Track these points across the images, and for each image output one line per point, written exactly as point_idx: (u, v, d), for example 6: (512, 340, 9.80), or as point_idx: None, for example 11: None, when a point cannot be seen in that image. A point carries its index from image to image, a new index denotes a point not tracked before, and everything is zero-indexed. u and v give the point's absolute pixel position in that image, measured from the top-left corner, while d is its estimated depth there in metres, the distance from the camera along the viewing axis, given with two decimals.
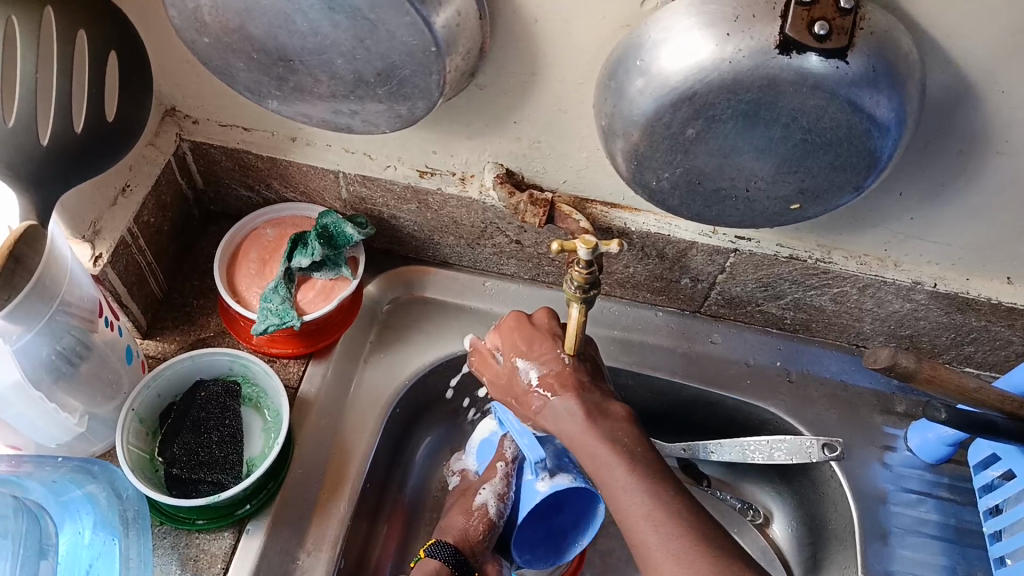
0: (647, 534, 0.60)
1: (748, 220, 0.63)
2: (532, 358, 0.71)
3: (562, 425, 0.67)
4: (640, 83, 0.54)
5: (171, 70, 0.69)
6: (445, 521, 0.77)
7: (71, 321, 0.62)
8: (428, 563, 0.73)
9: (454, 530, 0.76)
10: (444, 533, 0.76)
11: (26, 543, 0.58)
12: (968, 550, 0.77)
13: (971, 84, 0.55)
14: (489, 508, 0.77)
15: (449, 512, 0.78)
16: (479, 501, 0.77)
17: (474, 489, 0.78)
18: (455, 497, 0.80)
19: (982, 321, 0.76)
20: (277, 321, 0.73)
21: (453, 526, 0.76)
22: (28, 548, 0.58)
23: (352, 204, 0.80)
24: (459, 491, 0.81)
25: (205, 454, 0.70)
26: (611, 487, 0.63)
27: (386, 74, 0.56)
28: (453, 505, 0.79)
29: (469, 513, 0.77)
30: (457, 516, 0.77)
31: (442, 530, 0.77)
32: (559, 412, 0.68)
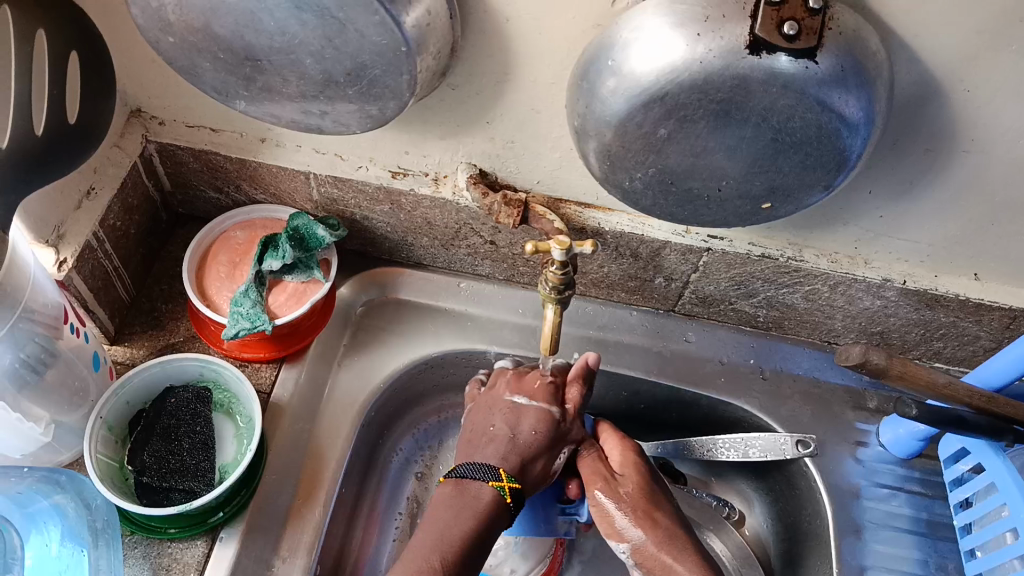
0: None
1: (721, 219, 0.63)
2: (639, 484, 0.69)
3: (647, 537, 0.66)
4: (611, 83, 0.54)
5: (136, 71, 0.68)
6: (524, 445, 0.69)
7: (35, 328, 0.61)
8: (499, 504, 0.65)
9: (535, 473, 0.69)
10: (525, 476, 0.68)
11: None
12: (940, 543, 0.78)
13: (936, 83, 0.55)
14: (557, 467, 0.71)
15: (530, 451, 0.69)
16: (556, 465, 0.71)
17: (558, 443, 0.71)
18: (540, 421, 0.70)
19: (950, 317, 0.77)
20: (248, 325, 0.72)
21: (535, 471, 0.69)
22: None
23: (324, 205, 0.79)
24: (541, 407, 0.71)
25: (176, 462, 0.69)
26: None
27: (356, 73, 0.55)
28: (539, 420, 0.70)
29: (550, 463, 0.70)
30: (542, 457, 0.69)
31: (515, 463, 0.67)
32: (660, 542, 0.66)
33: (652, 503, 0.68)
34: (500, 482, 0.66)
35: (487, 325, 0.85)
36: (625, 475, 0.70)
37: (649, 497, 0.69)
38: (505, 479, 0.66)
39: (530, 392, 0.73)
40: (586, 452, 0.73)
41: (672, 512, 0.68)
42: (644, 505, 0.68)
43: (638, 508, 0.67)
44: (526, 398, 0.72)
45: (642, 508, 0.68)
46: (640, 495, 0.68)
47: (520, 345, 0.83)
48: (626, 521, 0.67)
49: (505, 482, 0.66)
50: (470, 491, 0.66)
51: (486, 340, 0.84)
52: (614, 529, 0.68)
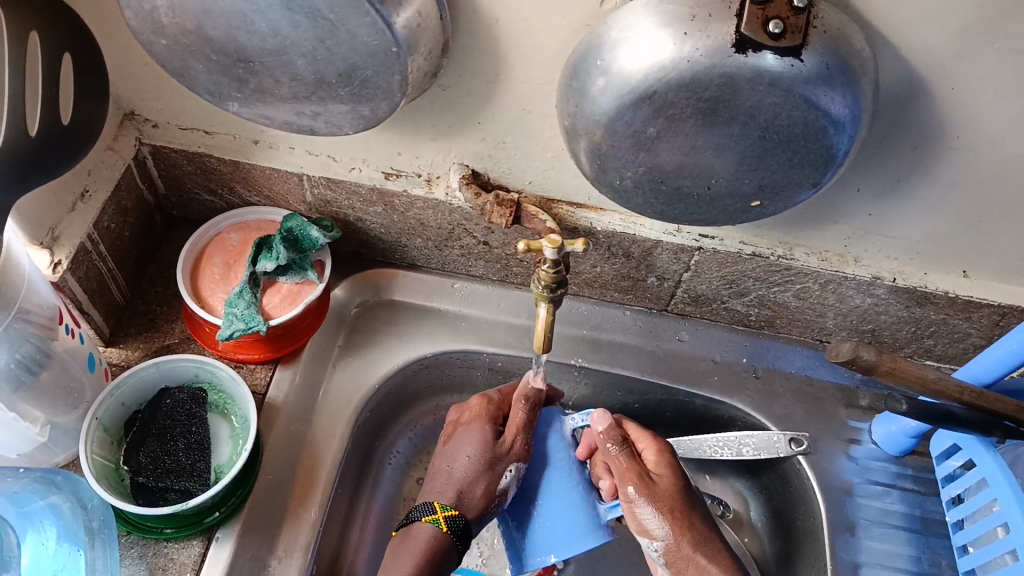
0: None
1: (711, 218, 0.63)
2: (671, 485, 0.70)
3: (680, 541, 0.68)
4: (600, 83, 0.54)
5: (130, 74, 0.68)
6: (460, 477, 0.70)
7: (30, 328, 0.61)
8: (440, 537, 0.68)
9: (475, 504, 0.69)
10: (465, 507, 0.69)
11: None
12: (933, 539, 0.78)
13: (922, 81, 0.56)
14: (507, 485, 0.71)
15: (458, 480, 0.70)
16: (501, 485, 0.70)
17: (501, 470, 0.70)
18: (473, 444, 0.71)
19: (940, 314, 0.77)
20: (243, 326, 0.72)
21: (473, 501, 0.69)
22: None
23: (318, 207, 0.79)
24: (477, 432, 0.72)
25: (172, 462, 0.69)
26: None
27: (348, 74, 0.56)
28: (473, 446, 0.71)
29: (492, 491, 0.70)
30: (480, 485, 0.69)
31: (451, 494, 0.69)
32: (695, 545, 0.68)
33: (687, 503, 0.70)
34: (434, 516, 0.68)
35: (481, 326, 0.85)
36: (659, 477, 0.71)
37: (678, 496, 0.70)
38: (439, 511, 0.68)
39: (468, 419, 0.74)
40: (614, 449, 0.70)
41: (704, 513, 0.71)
42: (678, 506, 0.69)
43: (673, 511, 0.69)
44: (466, 427, 0.73)
45: (678, 510, 0.69)
46: (677, 496, 0.70)
47: (513, 346, 0.84)
48: (659, 523, 0.69)
49: (438, 514, 0.68)
50: (412, 533, 0.68)
51: (480, 341, 0.84)
52: (644, 529, 0.69)
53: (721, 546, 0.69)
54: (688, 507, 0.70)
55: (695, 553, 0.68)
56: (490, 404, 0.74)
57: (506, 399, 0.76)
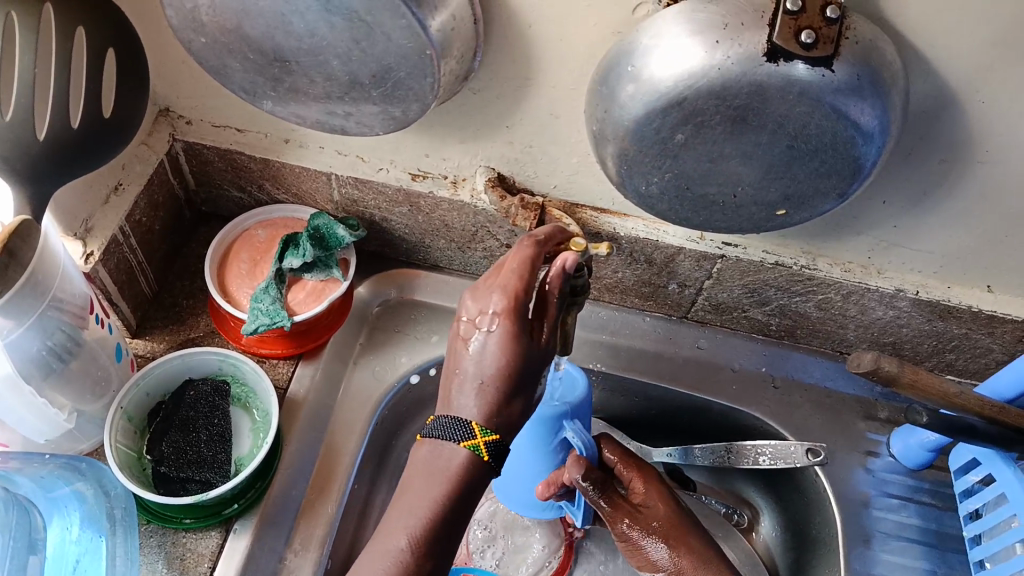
0: None
1: (735, 226, 0.64)
2: (664, 513, 0.76)
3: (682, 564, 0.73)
4: (630, 89, 0.55)
5: (166, 70, 0.69)
6: (494, 372, 0.54)
7: (62, 318, 0.62)
8: (478, 465, 0.54)
9: (516, 417, 0.56)
10: (508, 421, 0.55)
11: (15, 537, 0.58)
12: (949, 554, 0.78)
13: (951, 94, 0.56)
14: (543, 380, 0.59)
15: (493, 388, 0.54)
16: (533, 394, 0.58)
17: (534, 374, 0.56)
18: (508, 344, 0.55)
19: (963, 328, 0.77)
20: (268, 321, 0.73)
21: (512, 419, 0.56)
22: (17, 540, 0.57)
23: (344, 206, 0.80)
24: (505, 332, 0.55)
25: (193, 453, 0.70)
26: None
27: (381, 75, 0.57)
28: (503, 345, 0.54)
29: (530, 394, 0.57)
30: (519, 391, 0.55)
31: (484, 410, 0.54)
32: (695, 565, 0.73)
33: (678, 527, 0.75)
34: (474, 440, 0.54)
35: None
36: (649, 508, 0.76)
37: (672, 522, 0.75)
38: (480, 435, 0.54)
39: (495, 316, 0.55)
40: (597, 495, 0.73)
41: (699, 532, 0.75)
42: (673, 533, 0.75)
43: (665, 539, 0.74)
44: (493, 327, 0.55)
45: (673, 535, 0.74)
46: (667, 523, 0.75)
47: None
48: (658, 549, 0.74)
49: (478, 439, 0.54)
50: (443, 452, 0.54)
51: None
52: (647, 558, 0.75)
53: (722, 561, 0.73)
54: (682, 530, 0.75)
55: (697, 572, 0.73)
56: (514, 293, 0.56)
57: (529, 283, 0.57)
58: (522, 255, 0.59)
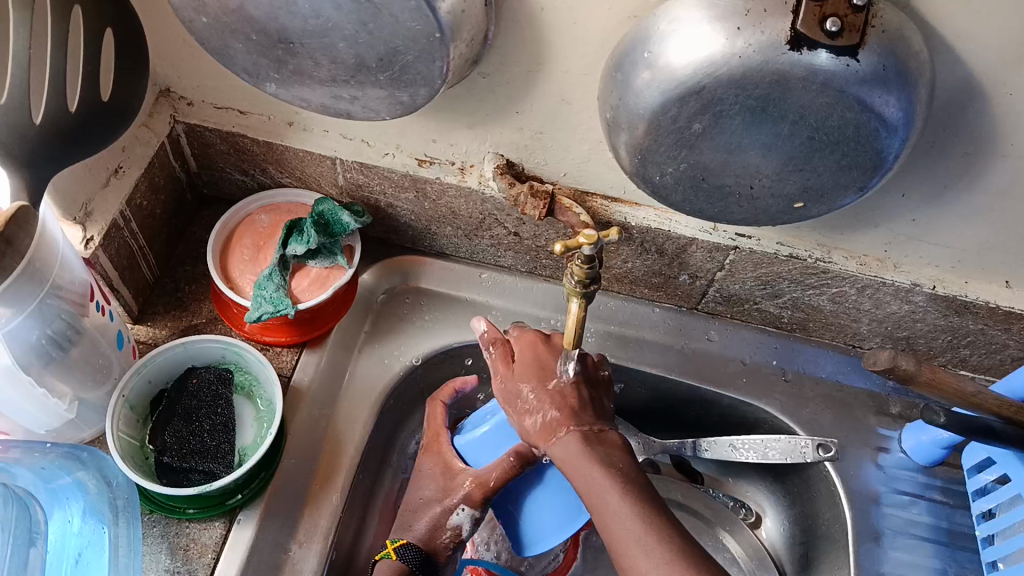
0: (621, 528, 0.61)
1: (751, 218, 0.62)
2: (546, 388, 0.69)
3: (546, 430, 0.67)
4: (646, 76, 0.53)
5: (168, 51, 0.68)
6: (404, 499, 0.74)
7: (62, 304, 0.60)
8: (395, 566, 0.69)
9: (427, 539, 0.71)
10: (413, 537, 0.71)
11: (15, 529, 0.57)
12: (960, 552, 0.77)
13: (978, 86, 0.54)
14: (461, 530, 0.72)
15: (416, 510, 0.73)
16: (452, 520, 0.71)
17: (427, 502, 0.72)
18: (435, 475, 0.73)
19: (979, 324, 0.75)
20: (271, 309, 0.72)
21: (420, 533, 0.71)
22: (18, 536, 0.57)
23: (349, 191, 0.78)
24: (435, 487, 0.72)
25: (197, 443, 0.69)
26: (583, 480, 0.64)
27: (388, 59, 0.55)
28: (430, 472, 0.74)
29: (440, 529, 0.71)
30: (426, 522, 0.71)
31: (407, 529, 0.72)
32: (551, 422, 0.67)
33: (548, 386, 0.69)
34: (386, 550, 0.70)
35: (509, 317, 0.85)
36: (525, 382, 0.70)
37: (553, 403, 0.68)
38: (389, 546, 0.70)
39: (460, 473, 0.72)
40: (493, 350, 0.72)
41: (572, 396, 0.69)
42: (536, 390, 0.69)
43: (529, 393, 0.69)
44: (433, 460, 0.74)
45: (537, 391, 0.69)
46: (535, 378, 0.69)
47: None
48: (531, 421, 0.68)
49: (389, 548, 0.70)
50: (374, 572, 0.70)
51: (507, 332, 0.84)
52: (522, 430, 0.69)
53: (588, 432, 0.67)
54: (551, 391, 0.69)
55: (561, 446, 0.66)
56: (498, 476, 0.70)
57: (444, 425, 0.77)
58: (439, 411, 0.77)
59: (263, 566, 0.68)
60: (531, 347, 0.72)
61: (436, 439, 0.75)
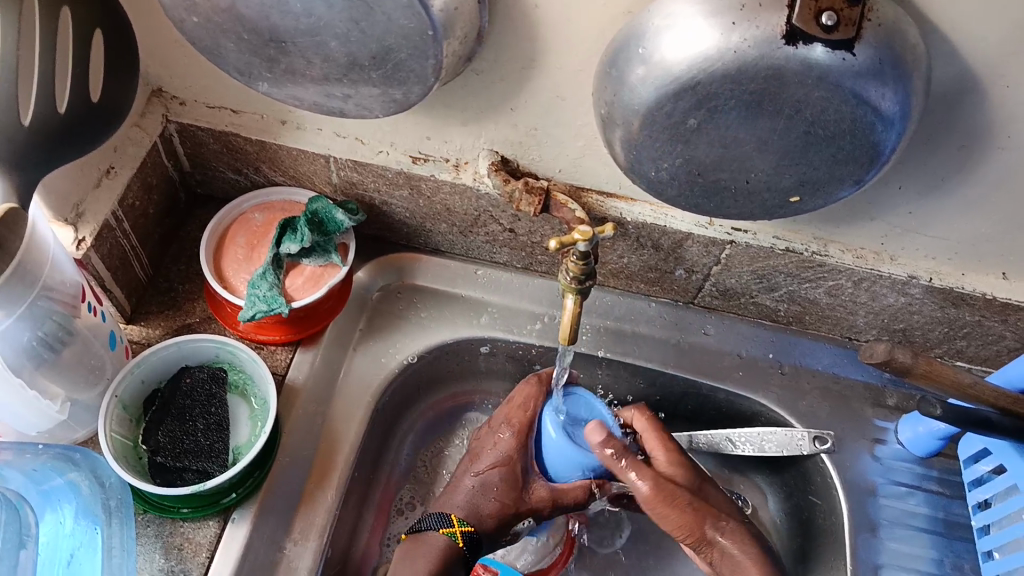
0: None
1: (746, 212, 0.62)
2: (689, 475, 0.75)
3: (733, 551, 0.72)
4: (641, 71, 0.53)
5: (158, 50, 0.67)
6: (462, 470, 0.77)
7: (53, 305, 0.59)
8: (455, 549, 0.72)
9: (491, 525, 0.74)
10: (478, 526, 0.73)
11: (4, 533, 0.55)
12: (957, 542, 0.77)
13: (973, 79, 0.54)
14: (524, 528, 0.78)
15: (484, 491, 0.74)
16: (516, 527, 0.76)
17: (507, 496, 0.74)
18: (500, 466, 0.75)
19: (975, 316, 0.75)
20: (265, 309, 0.71)
21: (487, 523, 0.74)
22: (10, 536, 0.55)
23: (343, 188, 0.78)
24: (505, 486, 0.74)
25: (191, 442, 0.69)
26: None
27: (381, 57, 0.54)
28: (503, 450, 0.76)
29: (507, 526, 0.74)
30: (495, 516, 0.74)
31: (476, 513, 0.73)
32: (719, 533, 0.73)
33: (704, 495, 0.74)
34: (451, 529, 0.72)
35: (505, 314, 0.84)
36: (662, 460, 0.75)
37: (701, 516, 0.72)
38: (456, 526, 0.72)
39: (531, 488, 0.74)
40: (621, 459, 0.72)
41: (725, 505, 0.75)
42: (695, 501, 0.72)
43: (691, 505, 0.72)
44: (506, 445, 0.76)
45: (694, 501, 0.72)
46: (687, 484, 0.74)
47: (539, 334, 0.83)
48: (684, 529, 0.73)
49: (455, 528, 0.72)
50: (425, 541, 0.72)
51: (503, 328, 0.84)
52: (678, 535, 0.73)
53: (756, 544, 0.72)
54: (709, 505, 0.73)
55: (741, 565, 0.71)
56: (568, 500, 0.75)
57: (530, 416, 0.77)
58: (529, 391, 0.78)
59: (260, 566, 0.68)
60: (671, 455, 0.75)
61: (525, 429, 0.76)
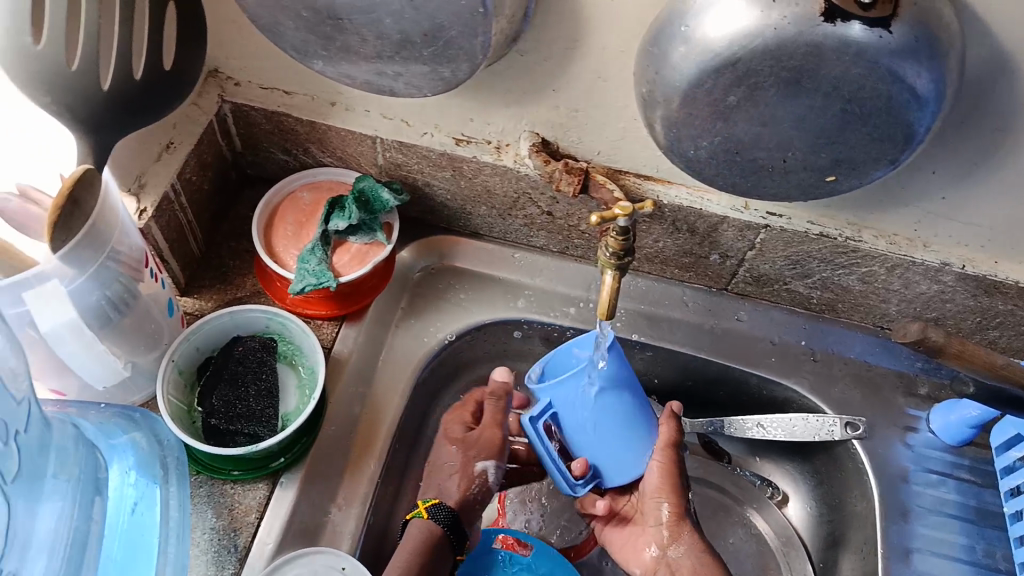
0: None
1: (783, 192, 0.63)
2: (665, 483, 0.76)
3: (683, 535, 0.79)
4: (682, 50, 0.55)
5: (217, 31, 0.70)
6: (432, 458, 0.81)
7: (119, 269, 0.62)
8: (427, 526, 0.74)
9: (457, 497, 0.78)
10: (445, 498, 0.77)
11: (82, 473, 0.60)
12: (989, 530, 0.77)
13: (1009, 61, 0.55)
14: (488, 475, 0.81)
15: (442, 474, 0.79)
16: (479, 472, 0.80)
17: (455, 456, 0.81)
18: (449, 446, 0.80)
19: (1008, 305, 0.76)
20: (313, 282, 0.74)
21: (451, 494, 0.78)
22: (85, 477, 0.60)
23: (388, 169, 0.81)
24: (461, 453, 0.80)
25: (242, 407, 0.72)
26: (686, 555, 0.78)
27: (432, 34, 0.57)
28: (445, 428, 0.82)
29: (470, 478, 0.79)
30: (456, 480, 0.79)
31: (439, 493, 0.78)
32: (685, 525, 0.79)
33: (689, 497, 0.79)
34: (418, 510, 0.75)
35: (541, 296, 0.86)
36: (647, 461, 0.75)
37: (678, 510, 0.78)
38: (421, 505, 0.75)
39: (471, 434, 0.82)
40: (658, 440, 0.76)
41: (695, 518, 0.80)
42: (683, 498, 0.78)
43: (680, 502, 0.77)
44: (457, 419, 0.83)
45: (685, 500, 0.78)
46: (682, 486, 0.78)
47: (575, 317, 0.85)
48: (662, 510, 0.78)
49: (421, 507, 0.75)
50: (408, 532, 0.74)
51: (539, 310, 0.86)
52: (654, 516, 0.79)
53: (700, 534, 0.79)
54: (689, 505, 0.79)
55: (681, 548, 0.78)
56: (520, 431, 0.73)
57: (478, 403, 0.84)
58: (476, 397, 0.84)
59: (305, 528, 0.71)
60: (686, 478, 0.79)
61: (465, 409, 0.83)
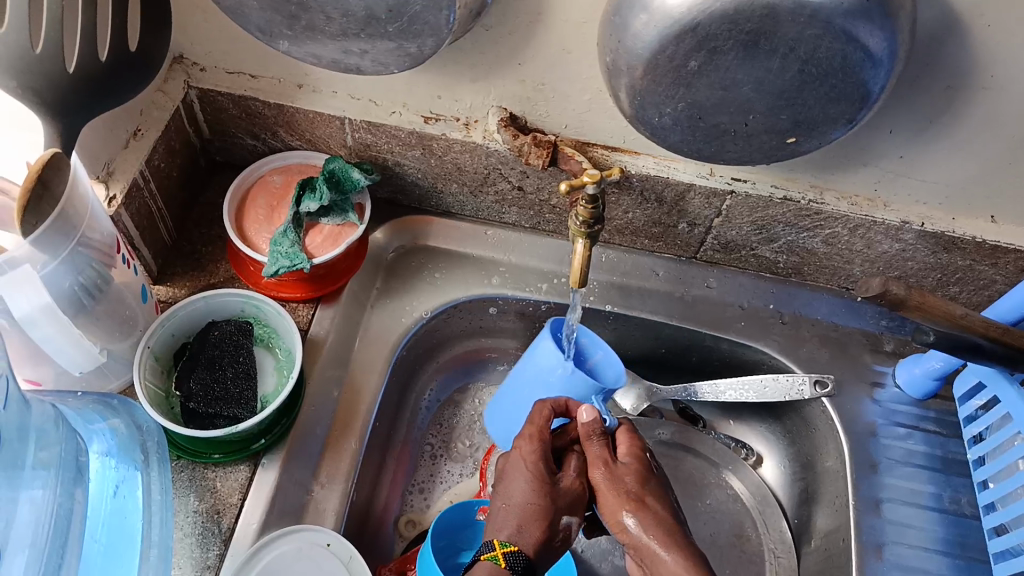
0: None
1: (746, 156, 0.65)
2: (613, 498, 0.68)
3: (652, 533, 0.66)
4: (643, 18, 0.56)
5: (180, 16, 0.70)
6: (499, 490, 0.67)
7: (91, 255, 0.62)
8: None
9: (537, 544, 0.64)
10: (524, 543, 0.63)
11: (65, 456, 0.59)
12: (954, 478, 0.80)
13: (957, 20, 0.57)
14: (570, 529, 0.67)
15: (523, 511, 0.65)
16: (564, 524, 0.66)
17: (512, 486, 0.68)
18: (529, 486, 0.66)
19: (967, 260, 0.78)
20: (287, 264, 0.75)
21: (530, 540, 0.64)
22: (67, 461, 0.59)
23: (358, 150, 0.81)
24: (546, 497, 0.66)
25: (221, 390, 0.72)
26: (651, 556, 0.66)
27: (398, 10, 0.58)
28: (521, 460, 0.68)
29: (555, 529, 0.66)
30: (541, 523, 0.65)
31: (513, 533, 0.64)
32: (648, 525, 0.66)
33: (650, 506, 0.68)
34: (493, 552, 0.62)
35: (516, 272, 0.88)
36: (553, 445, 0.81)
37: (635, 499, 0.68)
38: (498, 548, 0.62)
39: (558, 482, 0.68)
40: (594, 439, 0.69)
41: (672, 520, 0.68)
42: (638, 493, 0.68)
43: (633, 503, 0.67)
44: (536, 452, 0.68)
45: (639, 493, 0.68)
46: (636, 488, 0.68)
47: (549, 290, 0.86)
48: (626, 518, 0.67)
49: (498, 550, 0.62)
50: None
51: (514, 286, 0.87)
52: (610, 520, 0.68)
53: (679, 536, 0.67)
54: (655, 515, 0.67)
55: (645, 550, 0.66)
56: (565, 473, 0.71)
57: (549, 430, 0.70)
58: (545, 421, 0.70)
59: (290, 508, 0.71)
60: (646, 475, 0.70)
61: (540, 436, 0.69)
